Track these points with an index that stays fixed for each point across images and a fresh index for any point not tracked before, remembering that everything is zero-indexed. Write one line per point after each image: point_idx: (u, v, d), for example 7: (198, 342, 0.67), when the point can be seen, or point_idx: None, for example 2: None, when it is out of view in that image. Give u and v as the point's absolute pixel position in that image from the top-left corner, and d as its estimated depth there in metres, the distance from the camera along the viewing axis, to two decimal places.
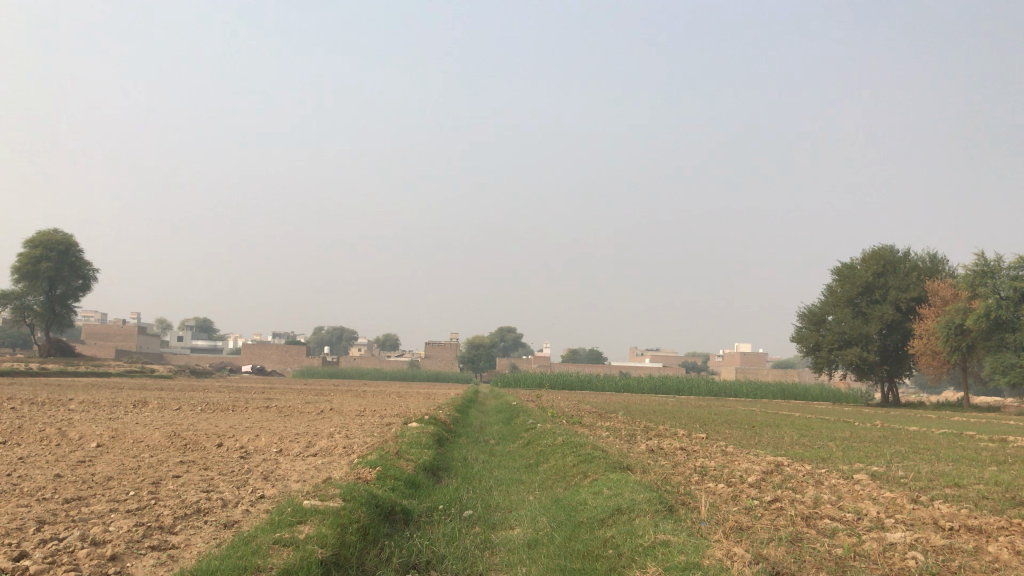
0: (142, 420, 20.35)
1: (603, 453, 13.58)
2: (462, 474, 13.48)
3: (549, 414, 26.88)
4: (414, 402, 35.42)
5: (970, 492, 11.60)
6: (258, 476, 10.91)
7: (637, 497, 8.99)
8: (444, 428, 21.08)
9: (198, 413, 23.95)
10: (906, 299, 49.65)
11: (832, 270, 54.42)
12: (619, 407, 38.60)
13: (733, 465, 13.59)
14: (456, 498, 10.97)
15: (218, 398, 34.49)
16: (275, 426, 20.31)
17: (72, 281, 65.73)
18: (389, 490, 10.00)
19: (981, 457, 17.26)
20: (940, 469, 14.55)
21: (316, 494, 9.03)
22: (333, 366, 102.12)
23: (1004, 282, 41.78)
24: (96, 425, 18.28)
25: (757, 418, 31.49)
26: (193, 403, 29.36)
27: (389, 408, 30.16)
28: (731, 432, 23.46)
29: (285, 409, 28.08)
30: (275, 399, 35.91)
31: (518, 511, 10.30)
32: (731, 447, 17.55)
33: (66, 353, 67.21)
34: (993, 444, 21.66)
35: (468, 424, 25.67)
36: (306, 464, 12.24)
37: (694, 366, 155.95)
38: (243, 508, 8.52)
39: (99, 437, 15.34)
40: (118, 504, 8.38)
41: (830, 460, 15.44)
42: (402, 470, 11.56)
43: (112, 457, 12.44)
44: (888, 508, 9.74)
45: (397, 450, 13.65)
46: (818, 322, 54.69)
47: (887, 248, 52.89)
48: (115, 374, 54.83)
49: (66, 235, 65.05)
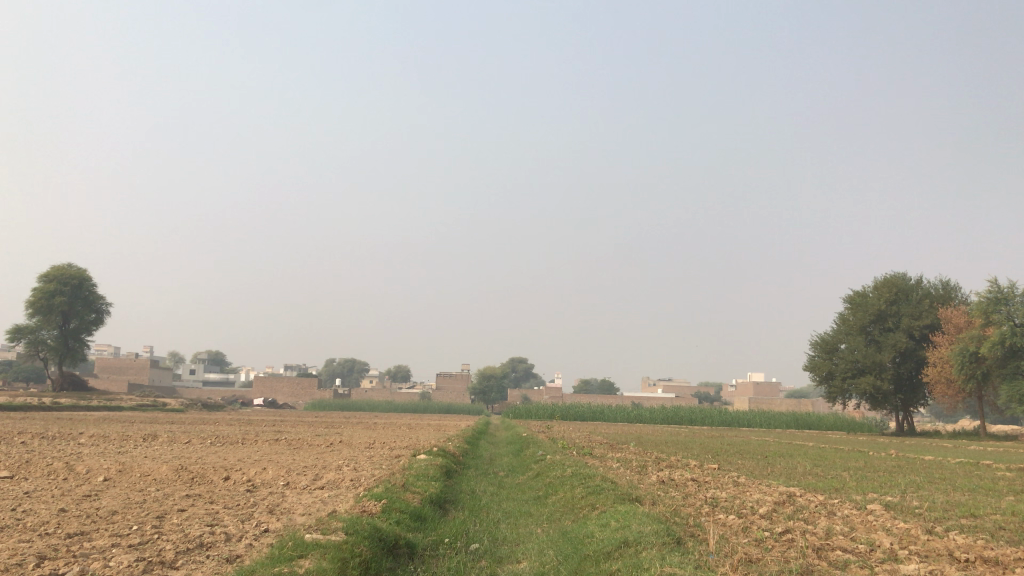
0: (150, 454, 20.28)
1: (611, 484, 13.44)
2: (469, 506, 13.36)
3: (559, 445, 26.76)
4: (425, 435, 35.23)
5: (986, 522, 11.38)
6: (265, 510, 10.83)
7: (645, 528, 8.88)
8: (453, 460, 20.91)
9: (207, 447, 23.86)
10: (918, 327, 49.31)
11: (844, 298, 54.15)
12: (630, 438, 38.29)
13: (743, 495, 13.43)
14: (461, 531, 10.84)
15: (229, 431, 34.28)
16: (283, 458, 20.22)
17: (85, 315, 65.96)
18: (394, 523, 9.87)
19: (998, 486, 17.04)
20: (956, 499, 14.30)
21: (319, 528, 8.92)
22: (343, 398, 101.85)
23: (1018, 308, 41.54)
24: (105, 458, 18.23)
25: (768, 448, 31.27)
26: (203, 436, 29.22)
27: (399, 440, 29.97)
28: (742, 462, 23.28)
29: (294, 441, 27.92)
30: (286, 430, 35.80)
31: (525, 544, 10.15)
32: (745, 478, 17.31)
33: (79, 388, 67.25)
34: (1009, 473, 21.41)
35: (477, 456, 25.55)
36: (312, 497, 12.16)
37: (707, 397, 154.95)
38: (246, 542, 8.44)
39: (105, 471, 15.31)
40: (121, 538, 8.32)
41: (842, 490, 15.22)
42: (408, 502, 11.43)
43: (118, 491, 12.34)
44: (902, 540, 9.55)
45: (403, 483, 13.50)
46: (831, 350, 54.23)
47: (900, 275, 52.65)
48: (127, 408, 54.64)
49: (79, 269, 65.67)
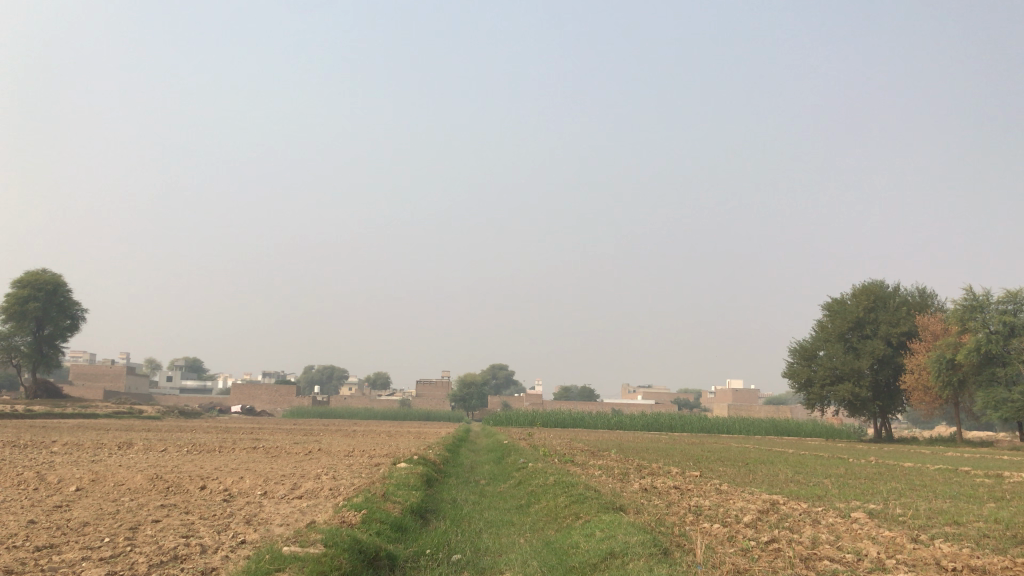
0: (125, 462, 19.96)
1: (595, 493, 13.30)
2: (451, 516, 13.15)
3: (540, 453, 26.63)
4: (405, 442, 34.97)
5: (971, 530, 11.34)
6: (241, 520, 10.58)
7: (630, 539, 8.72)
8: (433, 468, 20.76)
9: (185, 455, 23.57)
10: (896, 334, 49.63)
11: (823, 305, 54.43)
12: (610, 445, 38.08)
13: (727, 504, 13.30)
14: (443, 542, 10.69)
15: (205, 439, 33.71)
16: (261, 467, 19.95)
17: (60, 321, 65.14)
18: (374, 534, 9.66)
19: (978, 494, 17.07)
20: (937, 506, 14.28)
21: (297, 539, 8.71)
22: (321, 405, 101.02)
23: (993, 316, 41.90)
24: (78, 467, 17.81)
25: (749, 455, 31.22)
26: (180, 444, 28.82)
27: (378, 448, 29.70)
28: (725, 469, 23.21)
29: (272, 450, 27.65)
30: (264, 438, 35.48)
31: (508, 555, 10.01)
32: (727, 486, 17.22)
33: (53, 395, 66.37)
34: (987, 478, 21.61)
35: (458, 463, 25.38)
36: (290, 507, 11.93)
37: (686, 404, 155.28)
38: (222, 554, 8.24)
39: (79, 481, 14.99)
40: (91, 551, 8.06)
41: (826, 498, 15.16)
42: (389, 512, 11.25)
43: (91, 502, 12.04)
44: (888, 548, 9.47)
45: (384, 492, 13.31)
46: (810, 357, 54.48)
47: (878, 283, 52.98)
48: (103, 416, 53.78)
49: (55, 275, 64.89)
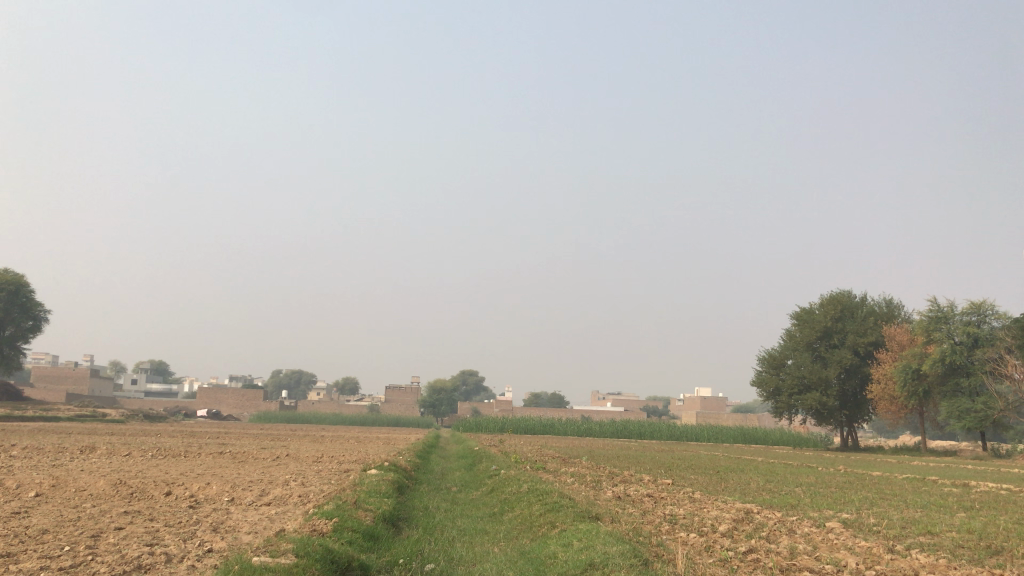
0: (86, 467, 19.45)
1: (569, 501, 13.09)
2: (423, 524, 12.92)
3: (511, 460, 26.32)
4: (372, 447, 34.61)
5: (945, 540, 11.35)
6: (206, 528, 10.30)
7: (610, 550, 8.56)
8: (402, 474, 20.50)
9: (148, 460, 23.08)
10: (864, 344, 50.10)
11: (792, 314, 54.79)
12: (582, 452, 37.86)
13: (701, 513, 13.23)
14: (417, 551, 10.43)
15: (170, 443, 33.08)
16: (227, 473, 19.54)
17: (22, 321, 63.87)
18: (346, 543, 9.46)
19: (950, 503, 17.10)
20: (911, 515, 14.30)
21: (268, 549, 8.40)
22: (289, 410, 99.84)
23: (957, 327, 42.30)
24: (37, 473, 17.27)
25: (719, 464, 31.11)
26: (145, 449, 28.27)
27: (347, 454, 29.28)
28: (697, 477, 23.14)
29: (238, 455, 27.11)
30: (230, 443, 34.93)
31: (483, 565, 9.81)
32: (699, 494, 17.12)
33: (13, 397, 64.92)
34: (956, 488, 21.73)
35: (428, 471, 25.14)
36: (258, 514, 11.64)
37: (655, 411, 155.83)
38: (188, 563, 7.98)
39: (39, 486, 14.55)
40: (50, 561, 7.73)
41: (799, 507, 15.04)
42: (360, 521, 11.00)
43: (49, 508, 11.59)
44: (867, 559, 9.40)
45: (355, 499, 13.04)
46: (778, 366, 54.79)
47: (845, 293, 53.43)
48: (64, 420, 52.56)
49: (17, 274, 63.64)
